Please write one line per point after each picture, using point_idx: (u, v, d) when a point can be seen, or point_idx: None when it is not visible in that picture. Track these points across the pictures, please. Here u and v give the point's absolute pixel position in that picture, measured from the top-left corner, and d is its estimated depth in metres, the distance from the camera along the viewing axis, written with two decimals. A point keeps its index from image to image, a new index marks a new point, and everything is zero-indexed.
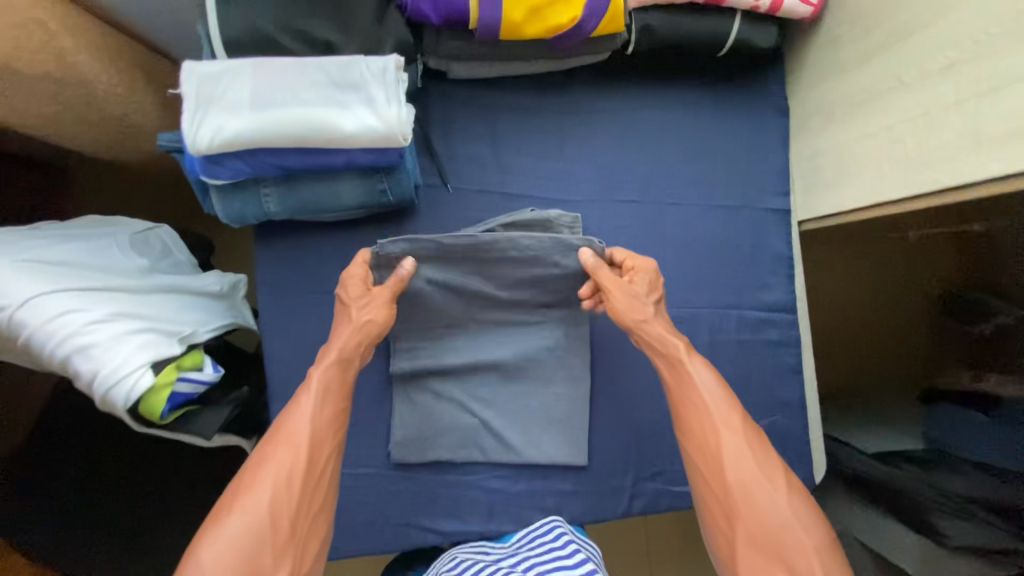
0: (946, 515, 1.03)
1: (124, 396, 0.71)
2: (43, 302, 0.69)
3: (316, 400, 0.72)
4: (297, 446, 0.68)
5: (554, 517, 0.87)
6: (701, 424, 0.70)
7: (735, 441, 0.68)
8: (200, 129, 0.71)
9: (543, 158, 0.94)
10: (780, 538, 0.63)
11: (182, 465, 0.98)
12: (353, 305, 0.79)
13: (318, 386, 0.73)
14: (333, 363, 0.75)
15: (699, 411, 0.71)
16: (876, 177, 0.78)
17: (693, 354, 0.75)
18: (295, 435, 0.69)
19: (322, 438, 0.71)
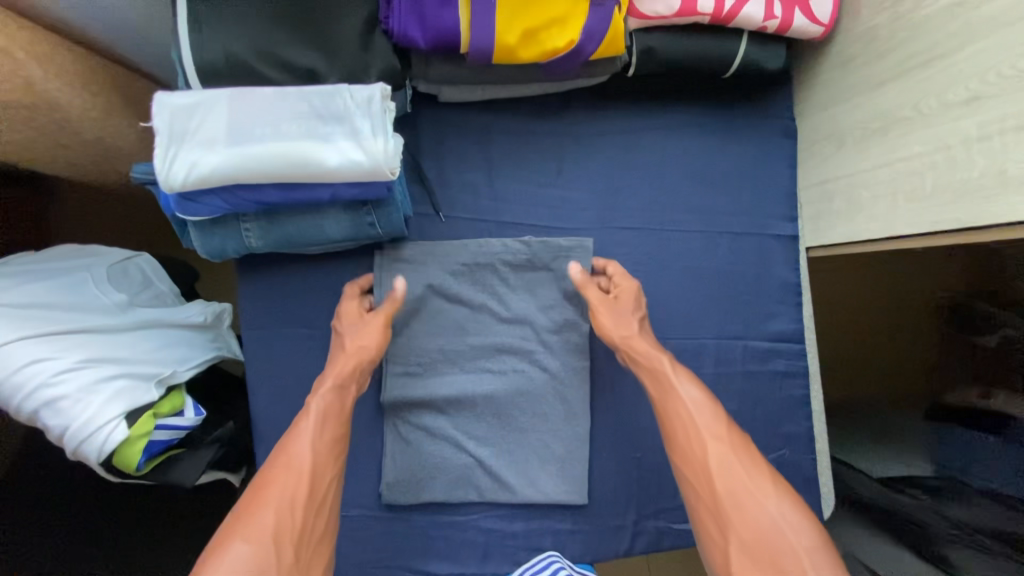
0: (955, 545, 1.01)
1: (97, 451, 0.67)
2: (9, 352, 0.66)
3: (316, 425, 0.70)
4: (298, 470, 0.65)
5: (552, 554, 0.84)
6: (687, 437, 0.68)
7: (722, 450, 0.65)
8: (173, 166, 0.68)
9: (541, 184, 0.90)
10: (781, 551, 0.57)
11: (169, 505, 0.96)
12: (347, 332, 0.79)
13: (316, 411, 0.71)
14: (330, 388, 0.74)
15: (690, 422, 0.68)
16: (891, 209, 0.75)
17: (680, 370, 0.74)
18: (296, 460, 0.66)
19: (323, 463, 0.68)
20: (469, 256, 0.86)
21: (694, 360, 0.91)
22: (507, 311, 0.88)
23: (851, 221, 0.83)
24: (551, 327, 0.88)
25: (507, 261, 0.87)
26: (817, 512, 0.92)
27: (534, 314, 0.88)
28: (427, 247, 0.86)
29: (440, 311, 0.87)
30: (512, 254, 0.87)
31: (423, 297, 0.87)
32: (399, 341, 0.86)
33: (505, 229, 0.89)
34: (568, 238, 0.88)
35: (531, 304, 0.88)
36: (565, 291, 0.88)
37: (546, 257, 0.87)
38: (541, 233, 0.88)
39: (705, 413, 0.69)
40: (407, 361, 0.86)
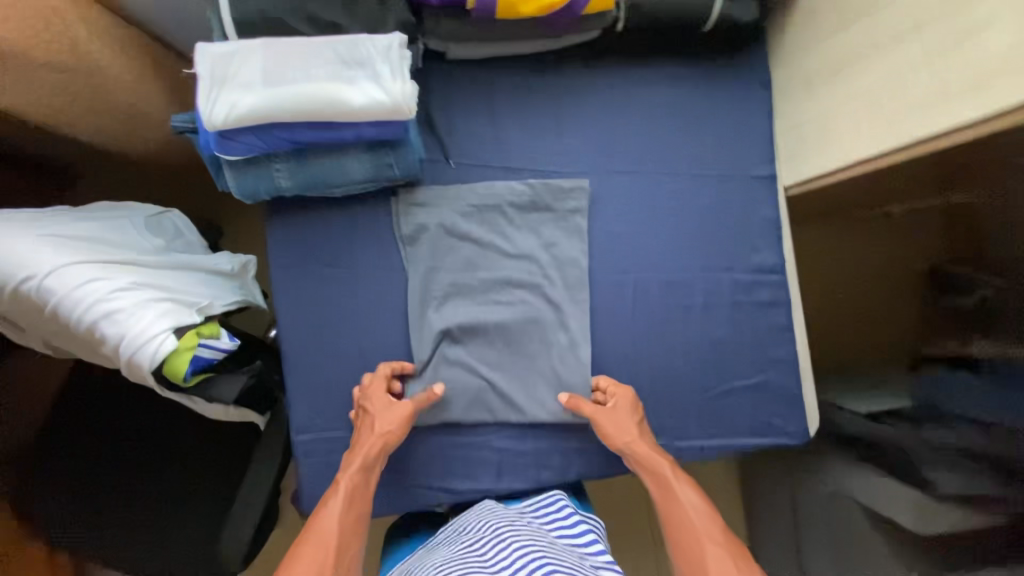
0: (936, 466, 1.13)
1: (150, 359, 0.74)
2: (68, 271, 0.73)
3: (342, 504, 0.78)
4: (327, 547, 0.72)
5: (557, 492, 0.95)
6: (685, 536, 0.77)
7: (716, 548, 0.74)
8: (215, 107, 0.76)
9: (542, 134, 0.98)
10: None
11: (205, 438, 1.17)
12: (376, 414, 0.87)
13: (345, 492, 0.79)
14: (358, 469, 0.83)
15: (688, 522, 0.78)
16: (856, 137, 0.84)
17: (680, 475, 0.85)
18: (325, 538, 0.73)
19: (348, 540, 0.75)
20: (479, 198, 0.95)
21: (686, 292, 1.00)
22: (514, 249, 0.97)
23: (822, 156, 0.92)
24: (553, 263, 0.97)
25: (513, 202, 0.96)
26: (802, 429, 1.00)
27: (538, 251, 0.97)
28: (439, 190, 0.95)
29: (453, 249, 0.96)
30: (517, 196, 0.96)
31: (436, 235, 0.95)
32: (417, 273, 0.95)
33: (511, 172, 0.97)
34: (568, 180, 0.97)
35: (535, 243, 0.97)
36: (566, 228, 0.97)
37: (548, 198, 0.96)
38: (544, 176, 0.97)
39: (701, 515, 0.79)
40: (426, 296, 0.95)
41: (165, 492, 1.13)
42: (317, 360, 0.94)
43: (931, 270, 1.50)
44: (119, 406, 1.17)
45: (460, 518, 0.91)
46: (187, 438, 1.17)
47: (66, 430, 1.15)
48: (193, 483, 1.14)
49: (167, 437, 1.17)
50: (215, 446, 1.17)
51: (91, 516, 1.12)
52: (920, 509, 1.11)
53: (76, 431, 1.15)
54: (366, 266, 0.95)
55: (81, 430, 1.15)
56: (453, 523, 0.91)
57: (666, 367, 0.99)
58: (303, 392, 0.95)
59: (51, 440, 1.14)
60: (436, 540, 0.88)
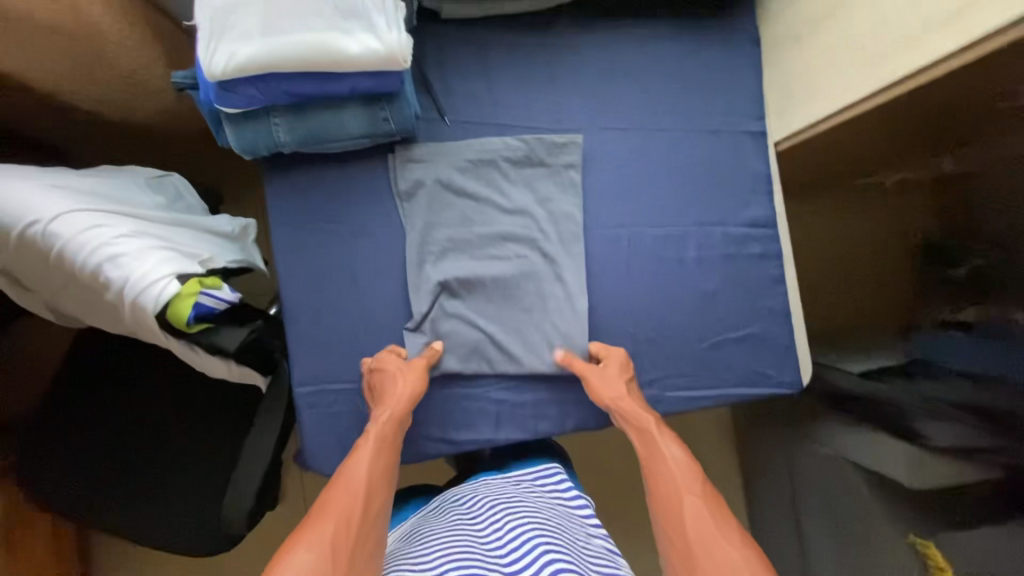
0: (929, 420, 1.18)
1: (154, 302, 0.75)
2: (72, 217, 0.74)
3: (370, 454, 0.79)
4: (354, 491, 0.72)
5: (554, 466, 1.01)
6: (664, 485, 0.78)
7: (693, 497, 0.74)
8: (214, 57, 0.78)
9: (535, 92, 1.00)
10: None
11: (207, 405, 1.18)
12: (395, 372, 0.89)
13: (373, 442, 0.80)
14: (387, 421, 0.84)
15: (669, 473, 0.79)
16: (844, 82, 0.88)
17: (664, 431, 0.86)
18: (352, 482, 0.73)
19: (377, 485, 0.75)
20: (476, 153, 0.97)
21: (679, 246, 1.01)
22: (509, 203, 0.98)
23: (813, 106, 0.95)
24: (548, 218, 0.98)
25: (508, 158, 0.98)
26: (796, 379, 1.02)
27: (533, 206, 0.98)
28: (435, 147, 0.97)
29: (449, 204, 0.97)
30: (513, 152, 0.98)
31: (433, 191, 0.97)
32: (416, 227, 0.96)
33: (507, 128, 0.99)
34: (562, 135, 0.99)
35: (530, 198, 0.98)
36: (560, 183, 0.99)
37: (542, 153, 0.98)
38: (538, 132, 0.99)
39: (681, 467, 0.79)
40: (423, 249, 0.96)
41: (168, 457, 1.15)
42: (318, 316, 0.96)
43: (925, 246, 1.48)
44: (122, 375, 1.18)
45: (461, 489, 0.98)
46: (189, 404, 1.18)
47: (69, 398, 1.16)
48: (192, 453, 1.15)
49: (171, 404, 1.18)
50: (216, 413, 1.18)
51: (98, 481, 1.13)
52: (917, 463, 1.14)
53: (74, 406, 1.16)
54: (365, 222, 0.97)
55: (86, 398, 1.16)
56: (451, 496, 0.96)
57: (661, 320, 1.00)
58: (303, 347, 0.96)
59: (49, 415, 1.15)
60: (440, 503, 0.96)
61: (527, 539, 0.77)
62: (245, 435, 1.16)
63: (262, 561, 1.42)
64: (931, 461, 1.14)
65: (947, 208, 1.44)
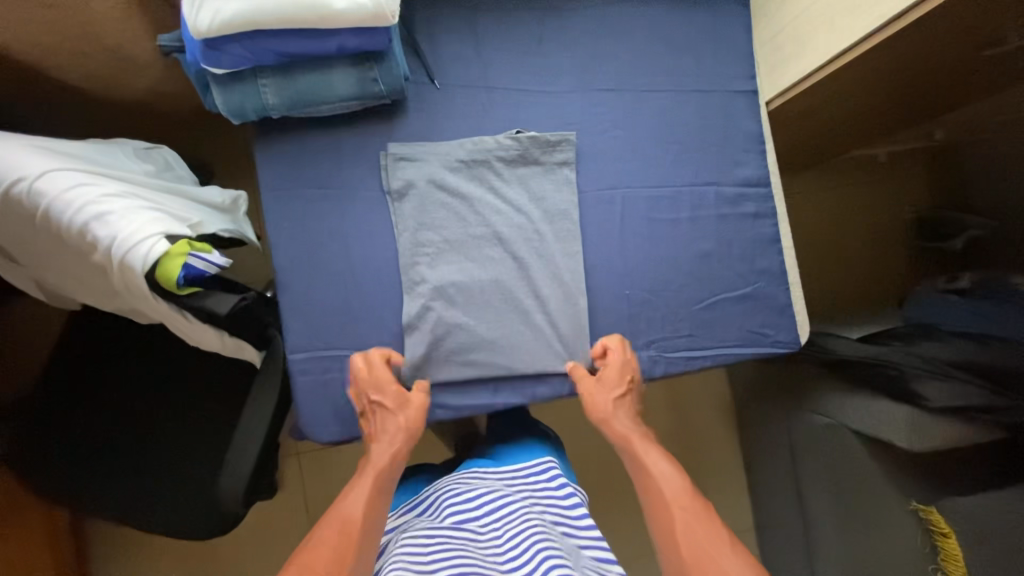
0: (925, 378, 1.14)
1: (142, 261, 0.74)
2: (56, 176, 0.73)
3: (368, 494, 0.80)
4: (349, 532, 0.74)
5: (547, 460, 0.99)
6: (656, 506, 0.80)
7: (683, 514, 0.76)
8: (200, 13, 0.77)
9: (525, 54, 1.00)
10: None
11: (202, 384, 1.17)
12: (396, 412, 0.90)
13: (371, 480, 0.82)
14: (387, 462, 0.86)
15: (662, 490, 0.80)
16: (832, 32, 0.90)
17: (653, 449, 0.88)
18: (350, 521, 0.75)
19: (372, 526, 0.77)
20: (469, 152, 0.96)
21: (673, 206, 1.01)
22: (504, 203, 0.98)
23: (804, 59, 0.96)
24: (544, 216, 0.98)
25: (501, 157, 0.97)
26: (794, 338, 1.02)
27: (528, 205, 0.98)
28: (424, 146, 0.96)
29: (441, 204, 0.96)
30: (506, 152, 0.97)
31: (425, 191, 0.96)
32: (409, 222, 0.95)
33: (499, 122, 0.98)
34: (555, 133, 0.98)
35: (525, 197, 0.98)
36: (556, 180, 0.98)
37: (536, 152, 0.97)
38: (532, 132, 0.98)
39: (672, 481, 0.81)
40: (416, 250, 0.95)
41: (162, 438, 1.13)
42: (311, 283, 0.94)
43: (917, 217, 1.53)
44: (114, 357, 1.17)
45: (451, 478, 0.97)
46: (183, 385, 1.16)
47: (61, 380, 1.14)
48: (187, 433, 1.14)
49: (163, 385, 1.16)
50: (210, 392, 1.17)
51: (89, 465, 1.11)
52: (913, 426, 1.12)
53: (67, 388, 1.14)
54: (356, 186, 0.96)
55: (76, 380, 1.15)
56: (439, 491, 0.94)
57: (656, 281, 1.00)
58: (295, 314, 0.95)
59: (40, 398, 1.13)
60: (428, 499, 0.93)
61: (531, 547, 0.79)
62: (239, 412, 1.14)
63: (262, 542, 1.41)
64: (930, 421, 1.12)
65: (937, 183, 1.53)
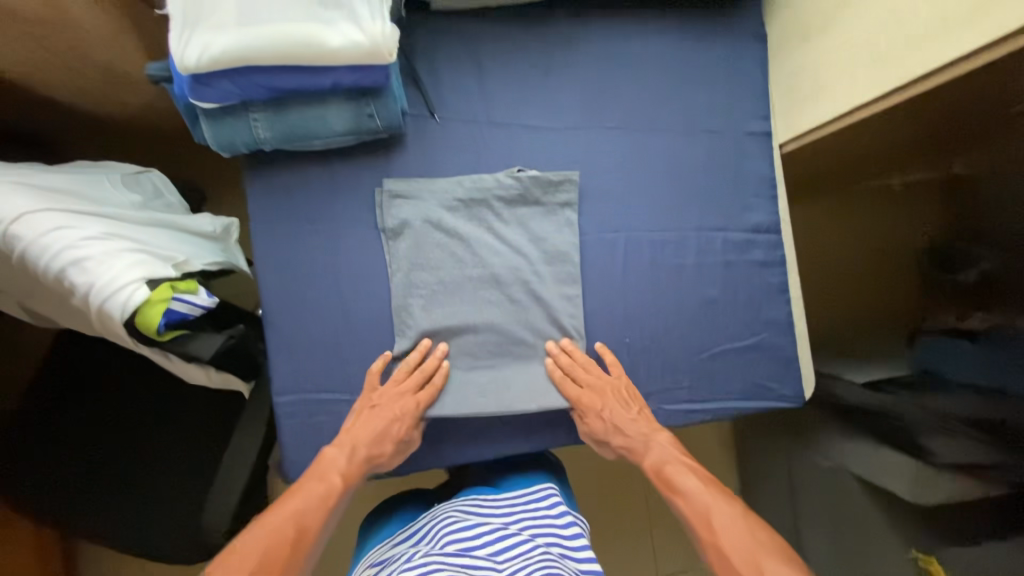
0: (934, 434, 1.10)
1: (121, 309, 0.71)
2: (36, 218, 0.70)
3: (313, 498, 0.78)
4: (280, 532, 0.72)
5: (549, 486, 0.95)
6: (699, 519, 0.76)
7: (724, 524, 0.74)
8: (188, 47, 0.73)
9: (530, 89, 0.95)
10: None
11: (192, 406, 1.15)
12: (401, 427, 0.86)
13: (322, 486, 0.80)
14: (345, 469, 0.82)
15: (697, 501, 0.78)
16: (851, 83, 0.84)
17: (682, 461, 0.84)
18: (285, 523, 0.74)
19: (307, 524, 0.75)
20: (467, 190, 0.93)
21: (679, 251, 0.97)
22: (502, 244, 0.94)
23: (822, 104, 0.91)
24: (544, 258, 0.94)
25: (501, 196, 0.93)
26: (797, 393, 0.98)
27: (528, 245, 0.94)
28: (420, 182, 0.93)
29: (436, 244, 0.93)
30: (506, 190, 0.93)
31: (420, 230, 0.92)
32: (403, 261, 0.92)
33: (500, 160, 0.94)
34: (558, 172, 0.94)
35: (523, 237, 0.94)
36: (557, 222, 0.95)
37: (537, 192, 0.94)
38: (533, 171, 0.94)
39: (711, 496, 0.78)
40: (409, 291, 0.92)
41: (147, 460, 1.10)
42: (300, 322, 0.91)
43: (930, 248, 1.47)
44: (102, 376, 1.14)
45: (450, 506, 0.90)
46: (172, 405, 1.14)
47: (47, 398, 1.11)
48: (170, 460, 1.11)
49: (152, 405, 1.14)
50: (201, 415, 1.14)
51: (68, 487, 1.07)
52: (916, 480, 1.08)
53: (51, 407, 1.11)
54: (350, 222, 0.92)
55: (63, 399, 1.12)
56: (432, 520, 0.87)
57: (656, 330, 0.96)
58: (283, 354, 0.91)
59: (25, 417, 1.10)
60: (420, 528, 0.88)
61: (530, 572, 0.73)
62: (228, 440, 1.13)
63: None
64: (938, 476, 1.08)
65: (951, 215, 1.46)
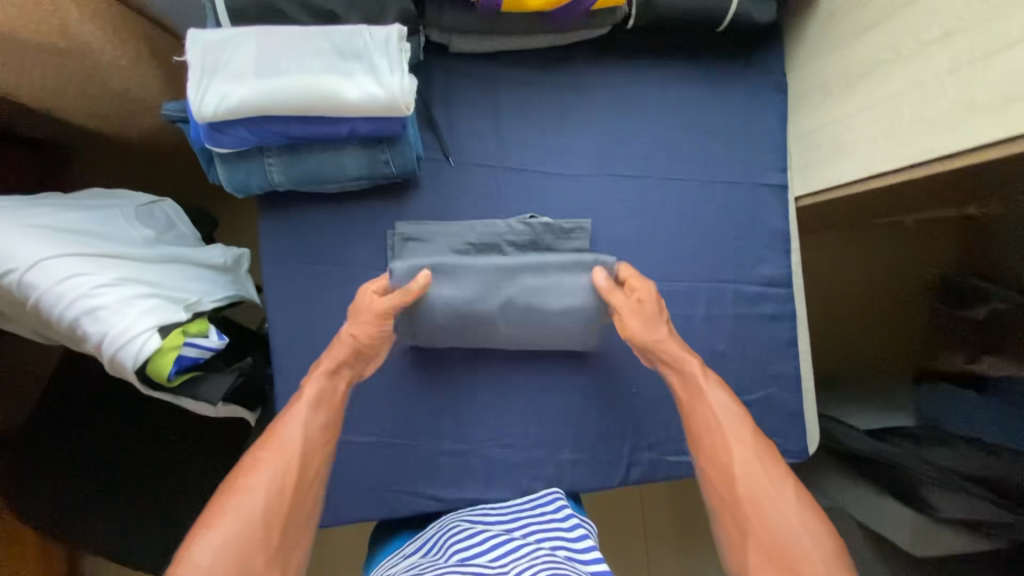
0: (938, 488, 1.08)
1: (133, 358, 0.72)
2: (53, 265, 0.70)
3: (306, 411, 0.77)
4: (286, 454, 0.71)
5: (556, 491, 0.92)
6: (707, 425, 0.76)
7: (741, 450, 0.73)
8: (206, 96, 0.73)
9: (545, 134, 0.95)
10: (771, 530, 0.66)
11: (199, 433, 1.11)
12: (353, 310, 0.83)
13: (311, 397, 0.78)
14: (325, 373, 0.81)
15: (718, 413, 0.76)
16: (871, 150, 0.83)
17: (708, 373, 0.81)
18: (287, 443, 0.72)
19: (313, 445, 0.75)
20: (477, 235, 0.91)
21: (690, 301, 0.96)
22: None
23: (840, 165, 0.90)
24: None
25: (512, 242, 0.92)
26: (801, 449, 0.98)
27: None
28: (432, 226, 0.92)
29: None
30: (517, 234, 0.92)
31: None
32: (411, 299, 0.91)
33: (514, 204, 0.94)
34: (569, 220, 0.93)
35: None
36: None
37: (549, 239, 0.92)
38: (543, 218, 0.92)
39: (729, 414, 0.76)
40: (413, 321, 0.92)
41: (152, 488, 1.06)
42: (309, 362, 0.92)
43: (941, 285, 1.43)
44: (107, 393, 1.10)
45: (457, 515, 0.90)
46: (179, 430, 1.10)
47: (49, 415, 1.07)
48: (173, 484, 1.07)
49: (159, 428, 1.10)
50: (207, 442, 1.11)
51: (68, 510, 1.03)
52: (916, 531, 1.11)
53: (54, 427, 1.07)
54: (361, 263, 0.92)
55: (66, 417, 1.07)
56: (440, 532, 0.86)
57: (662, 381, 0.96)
58: (291, 393, 0.92)
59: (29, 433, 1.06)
60: (427, 542, 0.85)
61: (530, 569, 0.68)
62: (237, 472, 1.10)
63: None
64: (934, 529, 1.09)
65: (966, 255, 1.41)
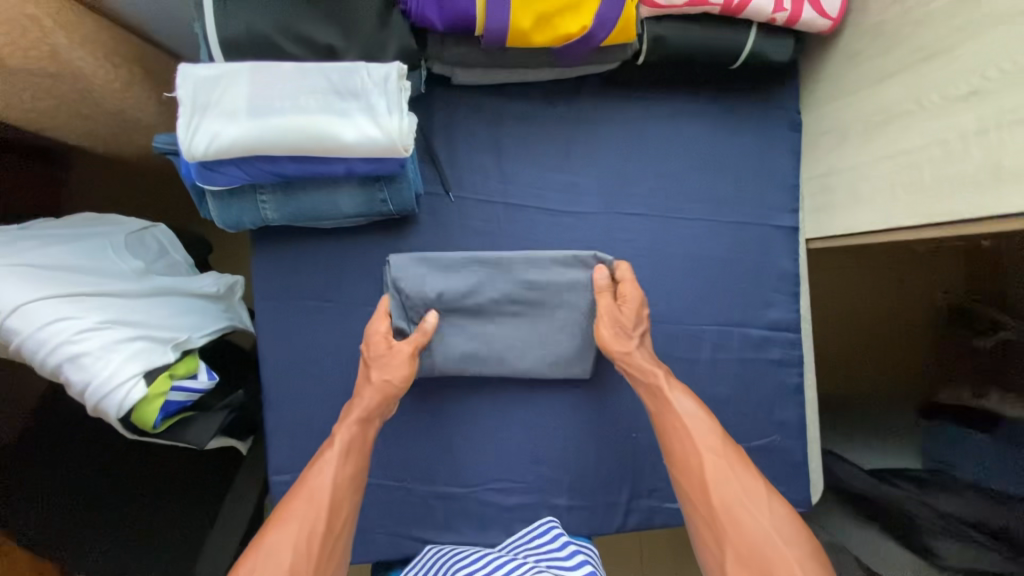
0: (942, 536, 1.03)
1: (117, 407, 0.70)
2: (36, 309, 0.68)
3: (339, 456, 0.74)
4: (318, 505, 0.70)
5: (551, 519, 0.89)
6: (675, 431, 0.76)
7: (714, 462, 0.73)
8: (196, 135, 0.70)
9: (550, 169, 0.92)
10: (755, 545, 0.66)
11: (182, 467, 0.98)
12: (374, 365, 0.81)
13: (343, 444, 0.76)
14: (358, 419, 0.78)
15: (690, 426, 0.76)
16: (888, 200, 0.80)
17: (673, 382, 0.80)
18: (317, 493, 0.71)
19: (342, 495, 0.72)
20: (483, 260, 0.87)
21: (694, 344, 0.93)
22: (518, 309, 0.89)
23: (855, 211, 0.86)
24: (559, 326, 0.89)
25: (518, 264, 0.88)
26: (804, 498, 0.95)
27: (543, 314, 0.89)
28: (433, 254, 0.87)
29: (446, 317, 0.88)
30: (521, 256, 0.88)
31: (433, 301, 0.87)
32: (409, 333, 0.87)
33: (515, 240, 0.91)
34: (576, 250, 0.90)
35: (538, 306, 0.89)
36: (586, 276, 0.87)
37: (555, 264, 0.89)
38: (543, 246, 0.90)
39: (701, 425, 0.76)
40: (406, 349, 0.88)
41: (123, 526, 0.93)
42: (301, 401, 0.89)
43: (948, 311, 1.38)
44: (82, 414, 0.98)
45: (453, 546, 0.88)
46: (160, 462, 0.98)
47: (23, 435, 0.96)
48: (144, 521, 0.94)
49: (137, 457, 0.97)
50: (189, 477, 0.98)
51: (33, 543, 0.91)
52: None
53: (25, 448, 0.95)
54: (356, 300, 0.90)
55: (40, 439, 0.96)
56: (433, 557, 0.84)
57: None
58: (283, 432, 0.90)
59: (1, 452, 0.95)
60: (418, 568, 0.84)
61: None
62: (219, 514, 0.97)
63: None
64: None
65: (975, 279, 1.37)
